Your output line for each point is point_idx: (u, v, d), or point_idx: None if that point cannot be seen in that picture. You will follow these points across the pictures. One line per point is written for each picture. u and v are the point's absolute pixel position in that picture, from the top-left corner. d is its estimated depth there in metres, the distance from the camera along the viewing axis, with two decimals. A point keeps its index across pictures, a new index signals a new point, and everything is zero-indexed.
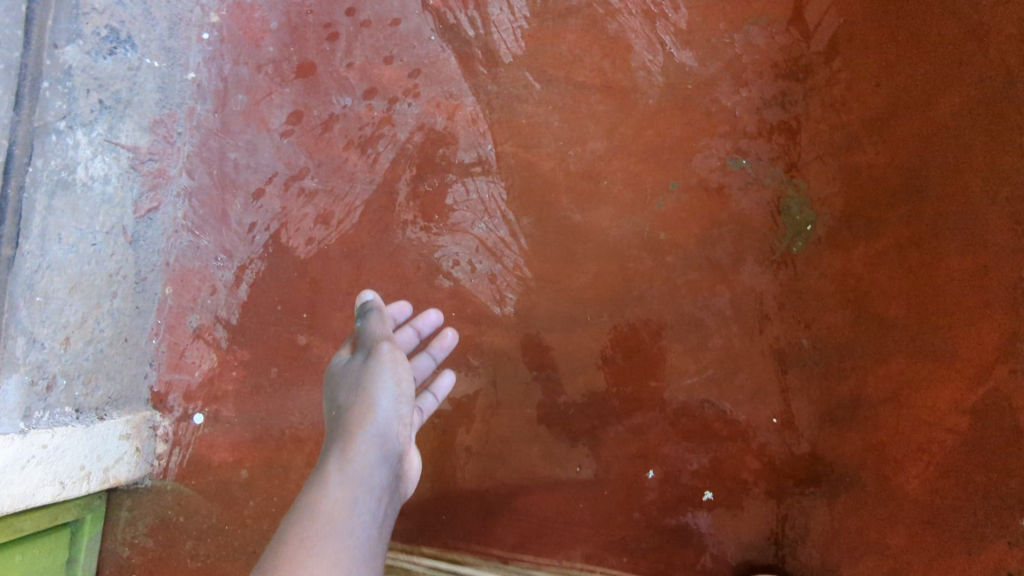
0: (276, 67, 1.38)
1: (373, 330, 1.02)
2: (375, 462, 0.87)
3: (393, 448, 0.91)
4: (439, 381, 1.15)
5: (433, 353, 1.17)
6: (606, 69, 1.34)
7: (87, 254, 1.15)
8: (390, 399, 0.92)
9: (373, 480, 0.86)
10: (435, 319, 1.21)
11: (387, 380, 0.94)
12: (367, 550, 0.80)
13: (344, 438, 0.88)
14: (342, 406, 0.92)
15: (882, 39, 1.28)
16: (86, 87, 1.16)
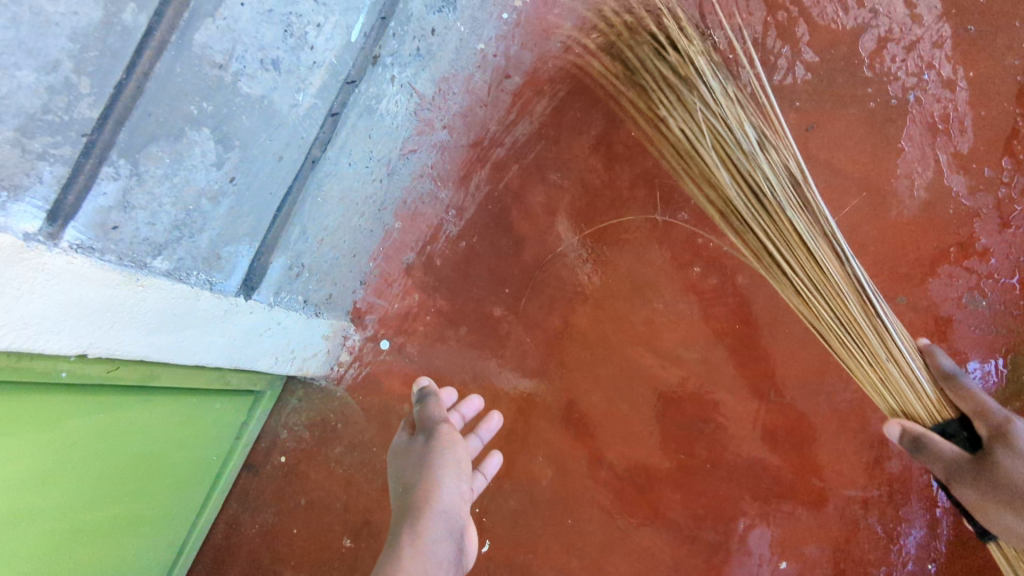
0: (558, 63, 1.47)
1: (432, 413, 1.13)
2: (441, 533, 0.94)
3: (454, 527, 0.98)
4: (488, 462, 1.22)
5: (481, 433, 1.23)
6: (870, 167, 1.34)
7: (360, 173, 1.29)
8: (452, 478, 1.02)
9: (441, 558, 0.92)
10: (478, 404, 1.26)
11: (449, 459, 1.04)
12: None
13: (413, 511, 0.96)
14: (407, 482, 1.02)
15: None
16: (414, 35, 1.27)
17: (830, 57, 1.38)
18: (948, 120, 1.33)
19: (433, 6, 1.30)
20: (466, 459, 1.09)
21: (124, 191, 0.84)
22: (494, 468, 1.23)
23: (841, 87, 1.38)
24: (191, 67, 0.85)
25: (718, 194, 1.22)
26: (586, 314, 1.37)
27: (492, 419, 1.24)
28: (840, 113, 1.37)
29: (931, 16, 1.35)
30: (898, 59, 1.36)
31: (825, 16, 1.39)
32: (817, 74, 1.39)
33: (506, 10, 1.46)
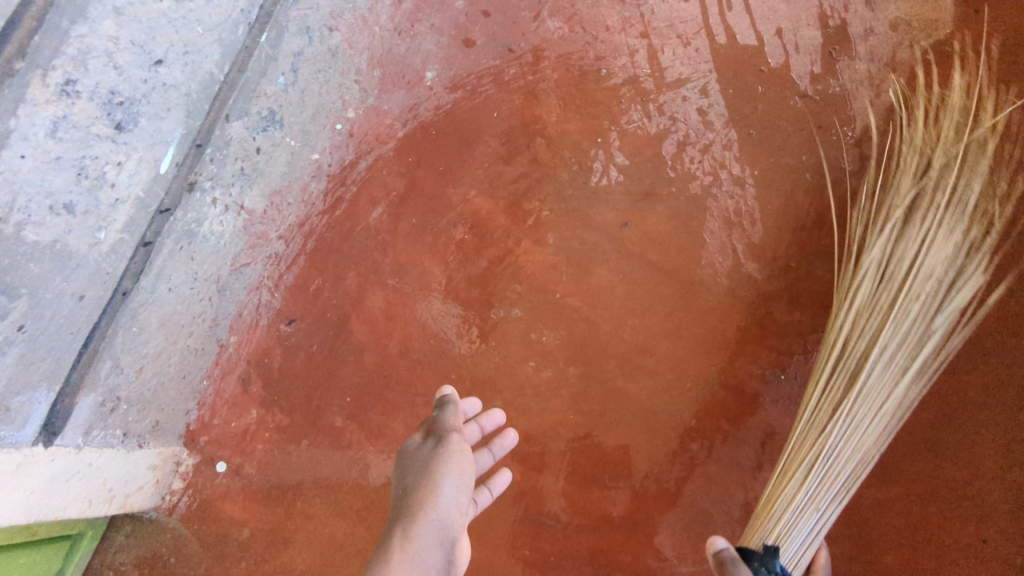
0: (390, 170, 1.53)
1: (448, 421, 1.19)
2: (432, 544, 1.02)
3: (448, 539, 1.05)
4: (497, 479, 1.30)
5: (493, 450, 1.31)
6: (678, 258, 1.46)
7: (185, 296, 1.33)
8: (454, 489, 1.09)
9: (433, 564, 1.01)
10: (499, 419, 1.33)
11: (454, 474, 1.10)
12: None
13: (408, 517, 1.04)
14: (409, 485, 1.09)
15: None
16: (235, 157, 1.40)
17: (637, 160, 1.52)
18: (741, 214, 1.47)
19: (256, 126, 1.42)
20: (471, 472, 1.15)
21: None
22: (502, 486, 1.31)
23: (650, 186, 1.50)
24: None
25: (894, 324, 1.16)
26: (427, 416, 1.41)
27: (507, 438, 1.32)
28: (650, 209, 1.49)
29: (720, 123, 1.52)
30: (695, 160, 1.51)
31: (630, 122, 1.54)
32: (628, 174, 1.51)
33: (339, 121, 1.52)
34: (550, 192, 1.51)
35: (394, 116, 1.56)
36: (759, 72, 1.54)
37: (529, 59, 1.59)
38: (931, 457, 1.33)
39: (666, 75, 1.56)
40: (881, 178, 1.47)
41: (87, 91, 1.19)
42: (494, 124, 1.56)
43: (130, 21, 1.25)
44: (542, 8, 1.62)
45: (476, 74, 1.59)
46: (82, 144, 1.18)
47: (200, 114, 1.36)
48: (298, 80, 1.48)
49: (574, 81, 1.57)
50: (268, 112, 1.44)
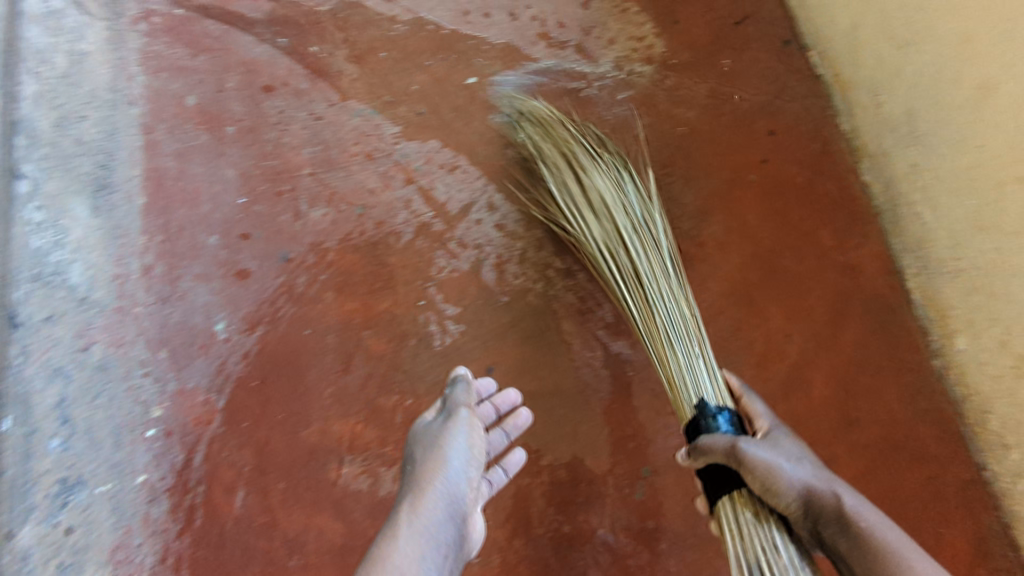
0: (229, 445, 1.36)
1: (456, 397, 1.21)
2: (443, 516, 1.02)
3: (456, 512, 1.05)
4: (512, 458, 1.29)
5: (506, 429, 1.30)
6: (553, 374, 1.41)
7: None
8: (461, 460, 1.10)
9: (440, 538, 1.00)
10: (514, 398, 1.34)
11: (460, 446, 1.12)
12: (438, 566, 0.98)
13: (416, 491, 1.04)
14: (417, 461, 1.10)
15: (779, 293, 1.44)
16: (45, 559, 1.20)
17: (466, 302, 1.45)
18: (585, 301, 1.45)
19: (52, 510, 1.22)
20: (482, 444, 1.17)
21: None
22: (517, 464, 1.30)
23: (492, 320, 1.44)
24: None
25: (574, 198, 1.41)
26: None
27: (521, 417, 1.31)
28: (503, 342, 1.43)
29: (521, 228, 1.51)
30: (518, 273, 1.47)
31: (442, 270, 1.47)
32: (467, 320, 1.44)
33: (148, 428, 1.35)
34: (402, 378, 1.41)
35: (206, 389, 1.39)
36: (528, 163, 1.55)
37: (313, 258, 1.49)
38: (852, 428, 1.34)
39: (449, 209, 1.52)
40: (678, 202, 1.51)
41: None
42: (312, 340, 1.43)
43: None
44: (300, 203, 1.53)
45: (268, 300, 1.46)
46: None
47: None
48: (76, 426, 1.28)
49: (367, 256, 1.49)
50: (58, 483, 1.24)
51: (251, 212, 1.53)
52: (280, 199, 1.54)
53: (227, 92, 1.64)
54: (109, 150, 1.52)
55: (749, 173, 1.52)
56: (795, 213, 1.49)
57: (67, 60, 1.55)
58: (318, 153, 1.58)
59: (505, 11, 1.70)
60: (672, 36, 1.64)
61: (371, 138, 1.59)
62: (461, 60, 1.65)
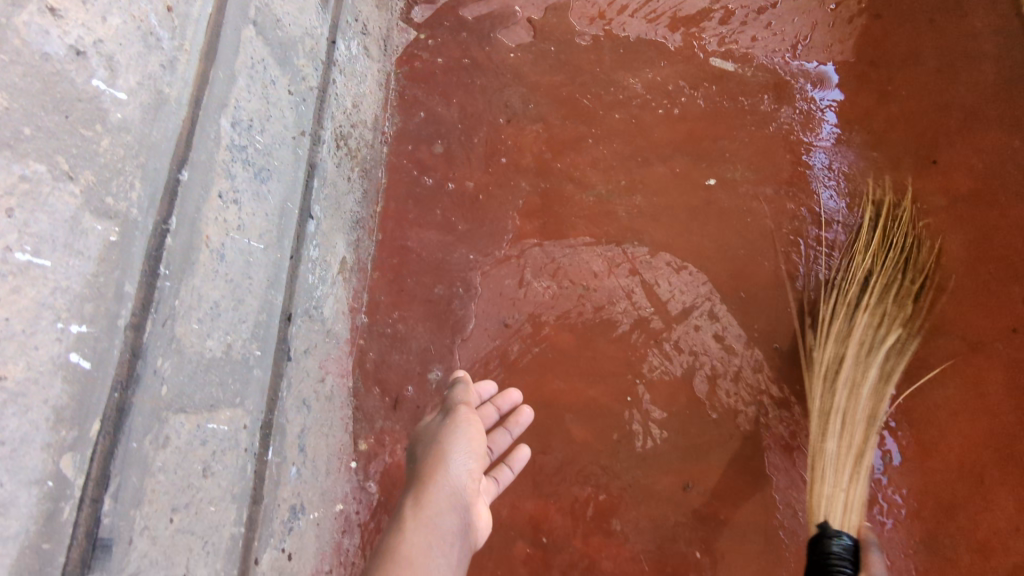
0: None
1: (454, 395, 1.27)
2: (445, 509, 1.10)
3: (462, 503, 1.12)
4: (518, 455, 1.32)
5: (509, 427, 1.34)
6: (755, 506, 1.37)
7: None
8: (463, 454, 1.16)
9: (450, 529, 1.08)
10: (515, 397, 1.38)
11: (462, 439, 1.18)
12: (467, 534, 1.11)
13: (419, 489, 1.11)
14: (417, 456, 1.18)
15: (1016, 478, 1.34)
16: None
17: (675, 408, 1.44)
18: (796, 436, 1.42)
19: (283, 537, 1.18)
20: (482, 439, 1.20)
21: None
22: (523, 461, 1.33)
23: (695, 433, 1.43)
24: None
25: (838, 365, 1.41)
26: None
27: (523, 415, 1.35)
28: (705, 459, 1.41)
29: (740, 344, 1.48)
30: (731, 392, 1.45)
31: (654, 369, 1.48)
32: (672, 429, 1.43)
33: (352, 459, 1.44)
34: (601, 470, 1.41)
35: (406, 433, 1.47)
36: (757, 281, 1.53)
37: (529, 329, 1.53)
38: None
39: (670, 308, 1.52)
40: (913, 358, 1.45)
41: None
42: None
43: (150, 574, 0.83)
44: (525, 271, 1.57)
45: (479, 362, 1.51)
46: None
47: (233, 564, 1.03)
48: (305, 456, 1.28)
49: (581, 338, 1.51)
50: (291, 511, 1.22)
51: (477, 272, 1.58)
52: (507, 263, 1.58)
53: (469, 145, 1.70)
54: (365, 187, 1.58)
55: (994, 341, 1.44)
56: None
57: (356, 83, 1.56)
58: (548, 225, 1.61)
59: (756, 116, 1.68)
60: (926, 179, 1.59)
61: (603, 223, 1.61)
62: (704, 160, 1.65)
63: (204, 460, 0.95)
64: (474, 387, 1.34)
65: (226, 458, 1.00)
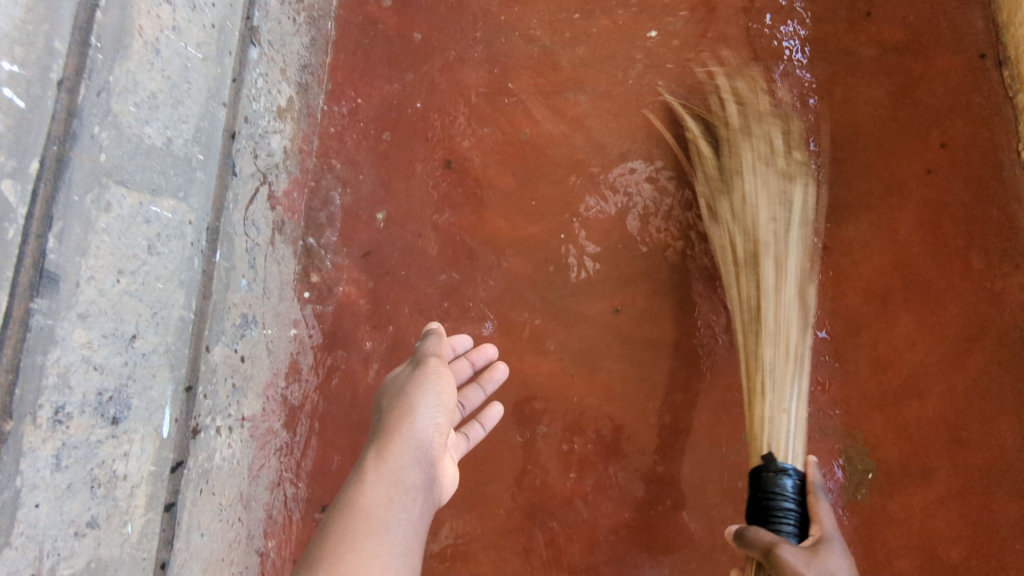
0: (371, 319, 1.53)
1: (426, 347, 1.22)
2: (411, 465, 1.04)
3: (425, 459, 1.07)
4: (490, 412, 1.34)
5: (483, 384, 1.36)
6: (678, 329, 1.49)
7: (217, 531, 1.23)
8: (430, 409, 1.11)
9: (412, 482, 1.03)
10: (491, 352, 1.37)
11: (431, 393, 1.13)
12: (429, 490, 1.06)
13: (383, 441, 1.06)
14: (382, 410, 1.13)
15: (914, 300, 1.47)
16: (226, 378, 1.25)
17: (609, 243, 1.55)
18: (719, 268, 1.52)
19: (234, 339, 1.28)
20: (451, 396, 1.17)
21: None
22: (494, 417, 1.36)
23: (626, 265, 1.54)
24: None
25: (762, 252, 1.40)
26: (489, 560, 1.39)
27: (497, 372, 1.38)
28: (634, 289, 1.52)
29: (671, 186, 1.58)
30: (660, 228, 1.55)
31: (590, 208, 1.57)
32: (605, 262, 1.54)
33: (305, 290, 1.53)
34: (537, 300, 1.52)
35: (356, 268, 1.55)
36: (692, 127, 1.62)
37: (473, 173, 1.60)
38: (959, 448, 1.39)
39: (608, 153, 1.61)
40: (834, 196, 1.55)
41: (77, 407, 0.89)
42: (462, 249, 1.56)
43: (99, 319, 0.92)
44: (471, 120, 1.64)
45: (424, 203, 1.58)
46: (86, 458, 0.91)
47: (184, 342, 1.13)
48: (255, 274, 1.36)
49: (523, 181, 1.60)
50: (242, 319, 1.31)
51: (424, 121, 1.64)
52: (453, 112, 1.64)
53: None
54: (311, 35, 1.63)
55: (910, 182, 1.54)
56: (947, 229, 1.50)
57: None
58: (494, 76, 1.66)
59: None
60: (861, 30, 1.64)
61: (546, 74, 1.66)
62: (647, 13, 1.69)
63: (149, 238, 1.03)
64: (448, 342, 1.29)
65: (171, 243, 1.08)
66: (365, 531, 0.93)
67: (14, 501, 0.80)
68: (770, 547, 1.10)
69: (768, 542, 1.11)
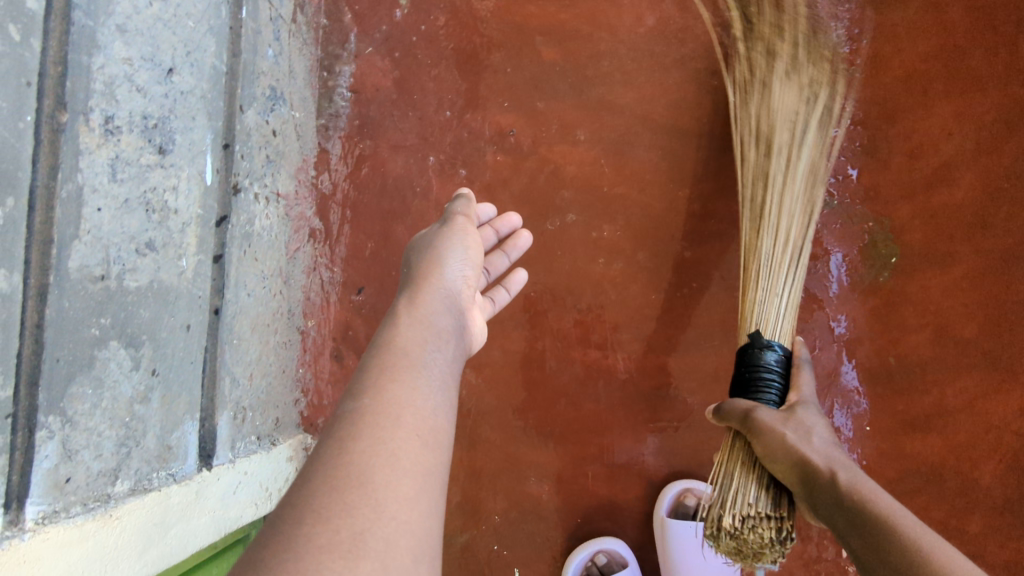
0: (396, 107, 1.49)
1: (454, 205, 1.07)
2: (443, 311, 0.90)
3: (455, 311, 0.93)
4: (514, 278, 1.24)
5: (507, 251, 1.25)
6: (711, 118, 1.46)
7: (261, 296, 1.27)
8: (460, 260, 0.97)
9: (445, 328, 0.89)
10: (514, 221, 1.28)
11: (459, 246, 0.99)
12: (461, 342, 0.92)
13: (412, 290, 0.92)
14: (408, 265, 0.99)
15: (955, 88, 1.42)
16: (259, 146, 1.24)
17: (642, 30, 1.48)
18: None
19: (264, 109, 1.26)
20: (479, 256, 1.03)
21: (30, 448, 0.75)
22: (518, 284, 1.26)
23: (660, 52, 1.48)
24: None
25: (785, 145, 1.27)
26: (521, 337, 1.45)
27: (522, 239, 1.26)
28: (668, 77, 1.48)
29: None
30: (697, 14, 1.48)
31: None
32: (639, 48, 1.48)
33: (329, 79, 1.49)
34: (567, 88, 1.48)
35: (380, 57, 1.50)
36: None
37: None
38: (982, 232, 1.38)
39: None
40: None
41: (126, 123, 0.89)
42: (489, 36, 1.50)
43: (137, 37, 0.90)
44: None
45: None
46: (139, 178, 0.92)
47: (218, 94, 1.11)
48: (280, 48, 1.32)
49: None
50: (270, 91, 1.28)
51: None
52: None
53: None
54: None
55: None
56: (1000, 13, 1.41)
57: None
58: None
59: None
60: None
61: None
62: None
63: None
64: (477, 210, 1.14)
65: None
66: (403, 365, 0.78)
67: (79, 196, 0.81)
68: (771, 430, 1.00)
69: (778, 428, 1.00)
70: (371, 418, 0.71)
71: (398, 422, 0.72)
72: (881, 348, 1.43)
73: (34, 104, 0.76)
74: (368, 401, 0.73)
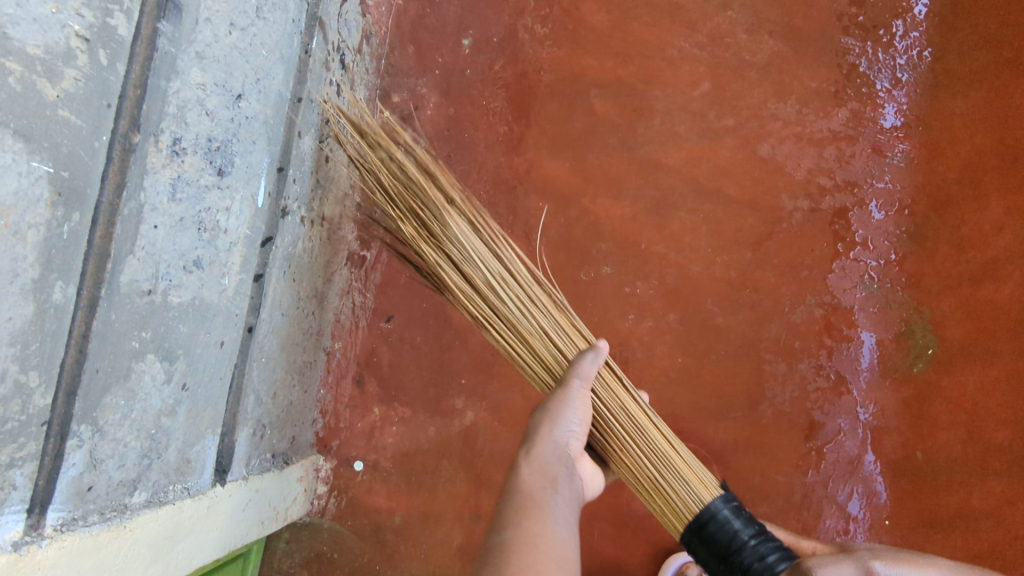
0: (445, 142, 1.51)
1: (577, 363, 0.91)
2: (564, 457, 0.87)
3: (575, 458, 0.88)
4: None
5: None
6: (757, 188, 1.46)
7: (294, 316, 1.29)
8: (578, 406, 0.89)
9: (565, 475, 0.85)
10: None
11: (576, 391, 0.91)
12: (584, 478, 0.89)
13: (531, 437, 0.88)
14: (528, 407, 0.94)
15: (1013, 184, 1.39)
16: (311, 172, 1.27)
17: (697, 94, 1.49)
18: (809, 130, 1.47)
19: (321, 136, 1.29)
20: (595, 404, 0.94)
21: (59, 455, 0.77)
22: None
23: (714, 117, 1.49)
24: (45, 325, 0.72)
25: (443, 227, 1.20)
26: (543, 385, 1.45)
27: None
28: (719, 144, 1.48)
29: (772, 41, 1.50)
30: (755, 84, 1.49)
31: (683, 56, 1.51)
32: (693, 112, 1.49)
33: (386, 109, 1.52)
34: (617, 144, 1.49)
35: (436, 92, 1.52)
36: None
37: (566, 9, 1.54)
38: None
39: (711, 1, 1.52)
40: (946, 68, 1.48)
41: (191, 146, 0.91)
42: (546, 86, 1.52)
43: (213, 64, 0.93)
44: None
45: (512, 34, 1.54)
46: (196, 199, 0.94)
47: (280, 120, 1.14)
48: (344, 77, 1.36)
49: (616, 22, 1.53)
50: (329, 118, 1.31)
51: None
52: None
53: None
54: None
55: None
56: None
57: None
58: None
59: None
60: None
61: None
62: None
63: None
64: None
65: (275, 12, 1.07)
66: (529, 512, 0.79)
67: (139, 214, 0.83)
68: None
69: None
70: (522, 553, 0.74)
71: (538, 555, 0.74)
72: (908, 441, 1.39)
73: (111, 124, 0.78)
74: (509, 538, 0.77)
